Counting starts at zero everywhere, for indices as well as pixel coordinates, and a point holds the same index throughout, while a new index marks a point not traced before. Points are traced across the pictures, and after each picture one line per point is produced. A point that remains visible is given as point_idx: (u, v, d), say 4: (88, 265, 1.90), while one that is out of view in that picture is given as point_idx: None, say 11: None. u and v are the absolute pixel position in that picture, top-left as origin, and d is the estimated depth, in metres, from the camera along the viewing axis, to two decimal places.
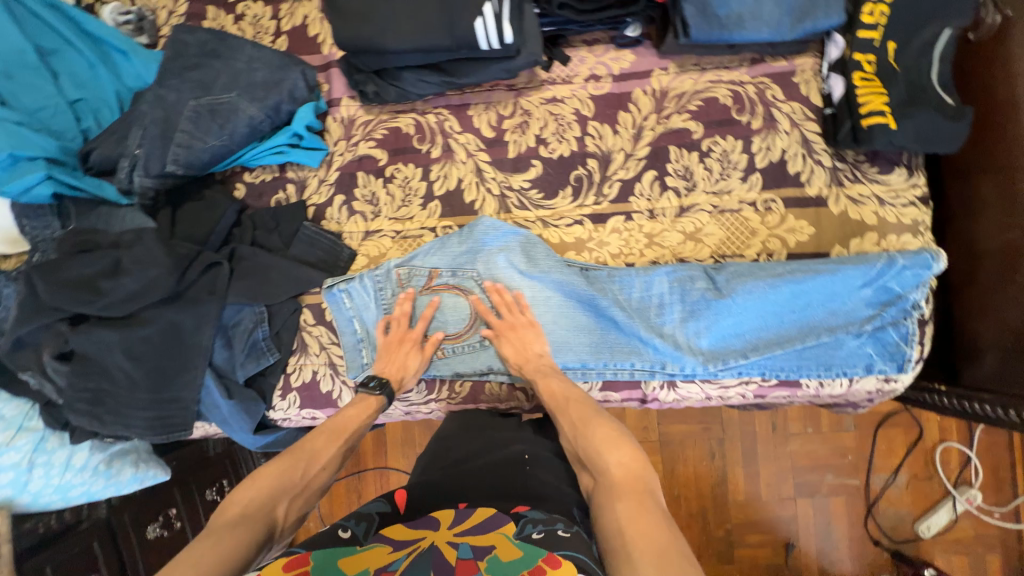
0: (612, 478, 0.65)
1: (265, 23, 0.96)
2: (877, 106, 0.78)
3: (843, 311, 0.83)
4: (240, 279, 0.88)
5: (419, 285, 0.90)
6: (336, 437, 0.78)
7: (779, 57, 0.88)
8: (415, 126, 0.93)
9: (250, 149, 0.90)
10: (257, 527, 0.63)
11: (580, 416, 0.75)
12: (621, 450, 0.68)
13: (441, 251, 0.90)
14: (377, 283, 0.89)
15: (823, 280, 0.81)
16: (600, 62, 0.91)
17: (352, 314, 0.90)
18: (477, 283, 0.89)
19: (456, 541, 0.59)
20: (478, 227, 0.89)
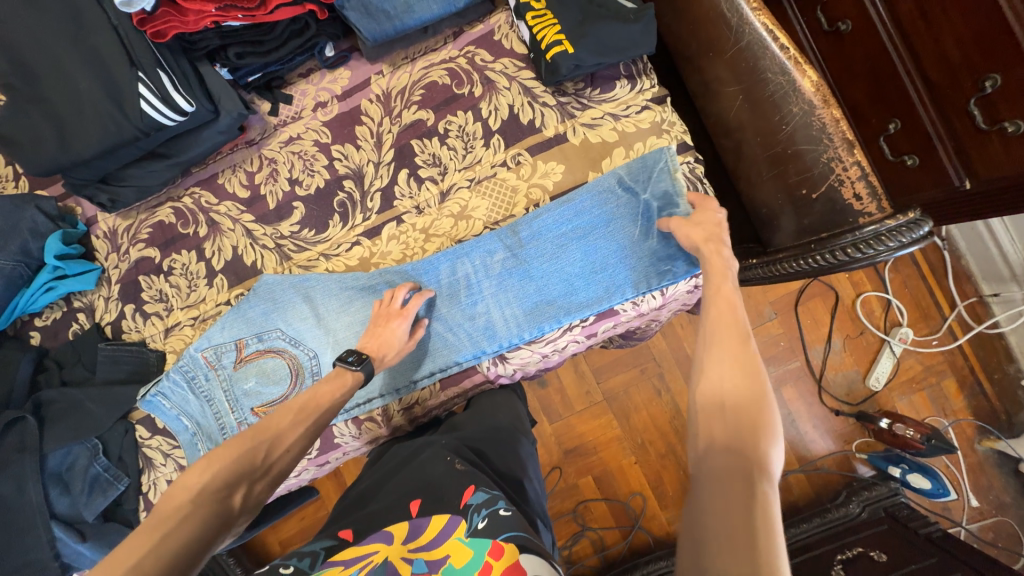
0: (732, 429, 0.50)
1: (1, 172, 0.95)
2: (554, 37, 0.80)
3: (623, 226, 0.85)
4: (54, 423, 0.88)
5: (230, 362, 0.90)
6: (306, 417, 0.70)
7: (475, 23, 0.90)
8: (175, 213, 0.93)
9: (22, 297, 0.90)
10: (208, 513, 0.55)
11: (731, 355, 0.57)
12: (748, 418, 0.50)
13: (238, 323, 0.90)
14: (189, 374, 0.90)
15: (586, 210, 0.86)
16: (320, 89, 0.92)
17: (175, 412, 0.89)
18: (286, 340, 0.89)
19: (409, 557, 0.61)
20: (262, 286, 0.89)
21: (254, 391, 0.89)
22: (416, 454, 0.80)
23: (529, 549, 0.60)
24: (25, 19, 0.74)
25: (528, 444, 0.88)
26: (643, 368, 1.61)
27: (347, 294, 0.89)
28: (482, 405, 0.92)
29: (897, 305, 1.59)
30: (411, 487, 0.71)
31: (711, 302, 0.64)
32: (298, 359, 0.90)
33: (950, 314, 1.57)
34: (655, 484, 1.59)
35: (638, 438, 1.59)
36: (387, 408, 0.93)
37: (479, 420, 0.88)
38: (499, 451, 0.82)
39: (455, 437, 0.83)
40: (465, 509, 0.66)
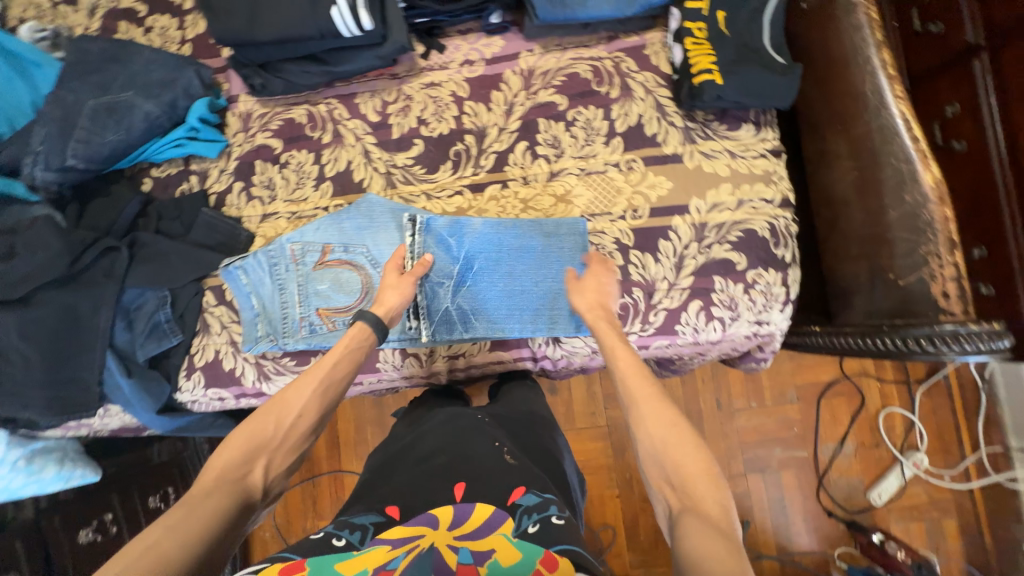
0: (666, 442, 0.65)
1: (172, 33, 1.05)
2: (706, 66, 0.85)
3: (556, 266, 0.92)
4: (141, 263, 0.93)
5: (310, 261, 0.95)
6: (316, 381, 0.75)
7: (631, 34, 0.96)
8: (308, 115, 1.01)
9: (152, 144, 0.98)
10: (235, 492, 0.61)
11: (642, 390, 0.71)
12: (680, 443, 0.64)
13: (330, 230, 0.95)
14: (272, 259, 0.95)
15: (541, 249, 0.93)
16: (473, 49, 0.99)
17: (249, 290, 0.95)
18: (367, 258, 0.94)
19: (454, 545, 0.62)
20: (364, 203, 0.95)
21: (321, 294, 0.95)
22: (449, 424, 0.86)
23: (584, 568, 0.59)
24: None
25: (561, 436, 0.94)
26: None
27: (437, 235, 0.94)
28: (514, 397, 0.99)
29: (919, 429, 1.58)
30: (456, 470, 0.75)
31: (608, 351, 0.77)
32: (370, 279, 0.94)
33: (970, 455, 1.54)
34: (630, 522, 1.58)
35: (627, 473, 1.59)
36: (433, 349, 0.97)
37: (512, 406, 0.95)
38: (532, 436, 0.88)
39: (492, 413, 0.91)
40: (513, 509, 0.67)
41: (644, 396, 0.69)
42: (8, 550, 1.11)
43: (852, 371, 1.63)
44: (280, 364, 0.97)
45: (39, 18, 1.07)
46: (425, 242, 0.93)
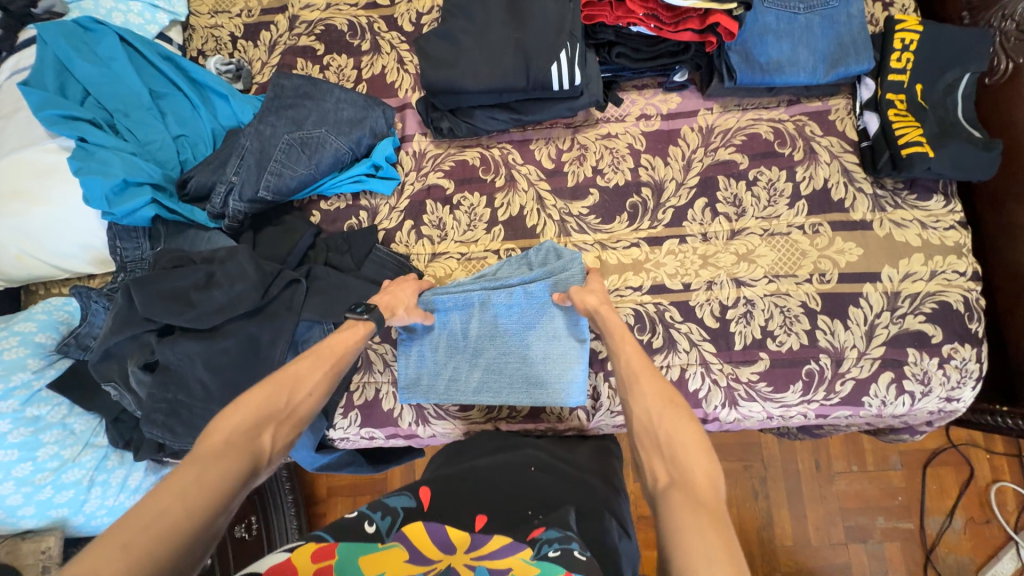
0: (663, 431, 0.59)
1: (348, 72, 1.07)
2: (914, 138, 0.86)
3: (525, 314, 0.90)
4: (315, 296, 0.90)
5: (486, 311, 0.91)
6: (324, 363, 0.70)
7: (814, 98, 0.96)
8: (481, 158, 1.01)
9: (331, 179, 0.98)
10: (244, 459, 0.54)
11: (656, 392, 0.64)
12: (691, 452, 0.56)
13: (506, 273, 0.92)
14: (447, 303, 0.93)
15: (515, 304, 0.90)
16: (650, 104, 1.00)
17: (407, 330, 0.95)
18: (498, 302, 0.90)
19: (471, 563, 0.53)
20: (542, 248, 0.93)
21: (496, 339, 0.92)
22: (496, 456, 0.78)
23: None
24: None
25: (624, 501, 0.77)
26: (747, 464, 1.53)
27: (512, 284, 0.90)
28: (587, 447, 0.87)
29: None
30: (479, 499, 0.67)
31: (617, 349, 0.72)
32: (554, 324, 0.88)
33: None
34: None
35: None
36: (599, 405, 0.93)
37: (575, 455, 0.83)
38: (586, 483, 0.75)
39: (545, 453, 0.80)
40: (532, 542, 0.57)
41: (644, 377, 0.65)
42: None
43: (959, 440, 1.51)
44: (442, 408, 0.94)
45: (217, 50, 1.11)
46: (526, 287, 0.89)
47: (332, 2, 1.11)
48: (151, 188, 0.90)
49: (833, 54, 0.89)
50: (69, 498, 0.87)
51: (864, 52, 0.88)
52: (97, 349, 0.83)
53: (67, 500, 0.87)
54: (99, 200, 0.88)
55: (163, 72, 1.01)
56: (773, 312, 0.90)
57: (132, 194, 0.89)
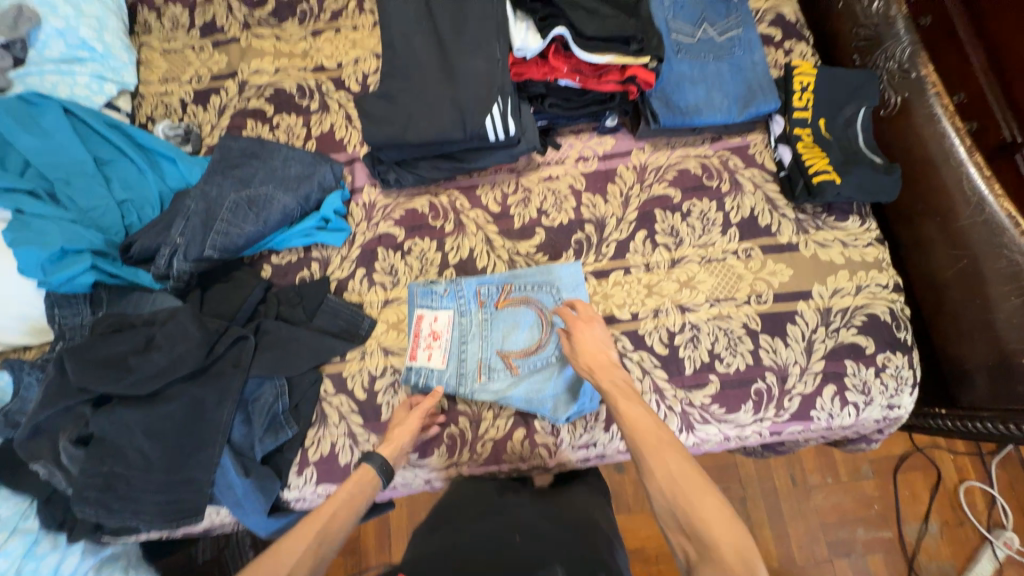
0: (690, 507, 0.63)
1: (297, 130, 1.11)
2: (822, 167, 0.94)
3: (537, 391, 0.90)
4: (264, 352, 0.90)
5: (496, 360, 0.94)
6: (307, 539, 0.72)
7: (734, 135, 1.05)
8: (430, 206, 1.05)
9: (280, 233, 0.99)
10: None
11: (682, 473, 0.66)
12: (727, 539, 0.60)
13: (467, 323, 0.96)
14: (459, 376, 0.93)
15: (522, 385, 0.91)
16: (586, 147, 1.07)
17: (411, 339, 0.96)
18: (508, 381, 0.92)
19: None
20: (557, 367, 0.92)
21: (527, 369, 0.93)
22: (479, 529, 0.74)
23: None
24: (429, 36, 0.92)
25: (620, 552, 0.77)
26: (725, 486, 1.53)
27: (524, 380, 0.91)
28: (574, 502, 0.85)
29: (1003, 506, 1.47)
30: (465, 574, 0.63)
31: (624, 420, 0.74)
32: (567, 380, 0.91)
33: None
34: None
35: None
36: (560, 440, 0.92)
37: (562, 511, 0.81)
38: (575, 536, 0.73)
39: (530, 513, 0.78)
40: None
41: (660, 446, 0.68)
42: None
43: (922, 443, 1.55)
44: None
45: (166, 115, 1.14)
46: (541, 384, 0.91)
47: (281, 66, 1.16)
48: (91, 254, 0.89)
49: (743, 96, 0.98)
50: None
51: (770, 93, 0.98)
52: (25, 426, 0.79)
53: None
54: (34, 269, 0.86)
55: (109, 139, 1.02)
56: (718, 335, 0.94)
57: (70, 261, 0.87)
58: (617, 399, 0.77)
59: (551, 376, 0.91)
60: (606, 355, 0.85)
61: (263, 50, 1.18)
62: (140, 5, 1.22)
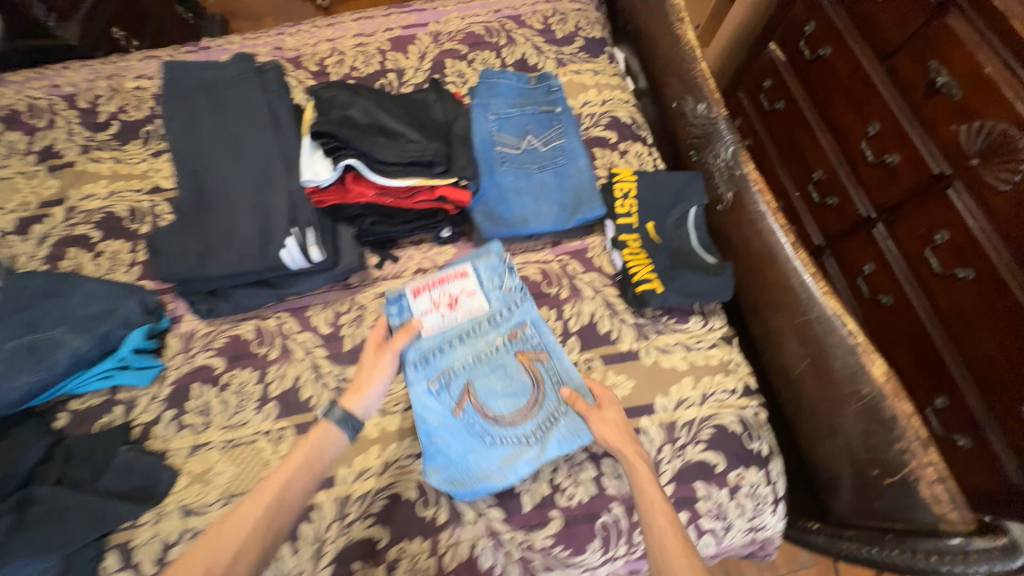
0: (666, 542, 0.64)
1: (122, 256, 1.05)
2: (645, 274, 0.93)
3: (456, 441, 0.84)
4: (23, 532, 0.76)
5: (459, 380, 0.87)
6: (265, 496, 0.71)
7: (573, 238, 1.03)
8: (256, 331, 0.97)
9: (74, 377, 0.89)
10: None
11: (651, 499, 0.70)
12: (669, 535, 0.65)
13: (484, 330, 0.91)
14: (428, 356, 0.88)
15: (449, 427, 0.85)
16: (426, 257, 1.03)
17: (429, 310, 0.91)
18: (451, 401, 0.86)
19: None
20: (492, 465, 0.82)
21: (468, 420, 0.85)
22: None
23: None
24: (221, 167, 0.86)
25: None
26: None
27: (454, 425, 0.85)
28: None
29: None
30: None
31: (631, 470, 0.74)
32: (482, 467, 0.82)
33: None
34: None
35: None
36: None
37: None
38: None
39: None
40: None
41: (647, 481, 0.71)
42: None
43: None
44: None
45: None
46: (454, 436, 0.84)
47: (116, 189, 1.12)
48: None
49: (570, 204, 0.98)
50: None
51: (596, 199, 0.98)
52: None
53: None
54: None
55: None
56: (558, 463, 0.86)
57: None
58: (595, 420, 0.80)
59: (478, 457, 0.83)
60: (621, 424, 0.80)
61: (99, 173, 1.14)
62: None
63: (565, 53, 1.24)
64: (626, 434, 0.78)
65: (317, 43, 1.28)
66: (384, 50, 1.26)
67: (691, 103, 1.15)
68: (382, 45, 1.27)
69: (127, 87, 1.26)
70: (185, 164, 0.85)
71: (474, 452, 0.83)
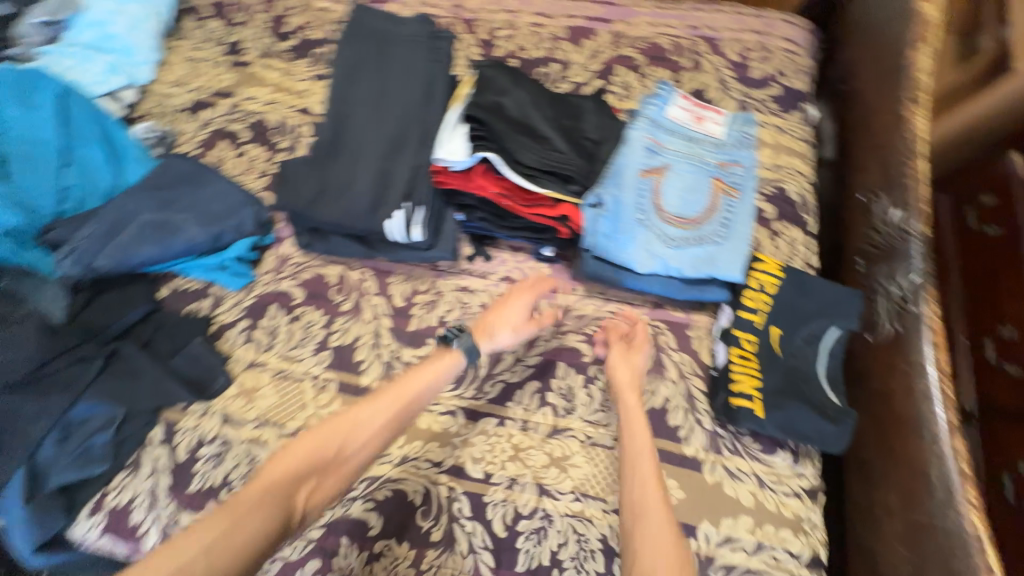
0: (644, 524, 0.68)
1: (258, 164, 1.12)
2: (748, 389, 0.79)
3: (633, 166, 0.85)
4: (105, 379, 0.87)
5: (658, 159, 0.86)
6: (391, 404, 0.80)
7: (678, 307, 0.91)
8: (339, 278, 0.99)
9: (185, 261, 0.99)
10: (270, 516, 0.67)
11: (640, 446, 0.75)
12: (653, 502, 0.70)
13: (688, 194, 0.85)
14: (654, 122, 0.89)
15: (635, 156, 0.86)
16: (518, 268, 0.98)
17: (670, 137, 0.88)
18: (646, 147, 0.87)
19: None
20: (641, 240, 0.83)
21: (653, 158, 0.87)
22: None
23: None
24: (364, 116, 0.90)
25: None
26: None
27: (630, 180, 0.84)
28: None
29: None
30: None
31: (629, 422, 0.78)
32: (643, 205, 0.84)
33: None
34: None
35: None
36: None
37: None
38: None
39: None
40: None
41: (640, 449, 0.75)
42: None
43: None
44: None
45: (157, 115, 1.20)
46: (640, 161, 0.86)
47: (274, 100, 1.20)
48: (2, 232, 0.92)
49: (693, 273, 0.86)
50: None
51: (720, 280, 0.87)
52: None
53: None
54: None
55: (83, 126, 1.06)
56: (569, 538, 0.78)
57: None
58: (618, 353, 0.84)
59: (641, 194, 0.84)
60: (643, 354, 0.85)
61: (266, 80, 1.22)
62: (188, 13, 1.34)
63: (752, 97, 1.07)
64: (633, 392, 0.81)
65: (496, 9, 1.24)
66: (558, 37, 1.18)
67: (884, 203, 0.92)
68: (557, 30, 1.19)
69: (315, 5, 1.32)
70: (335, 102, 0.90)
71: (636, 212, 0.84)
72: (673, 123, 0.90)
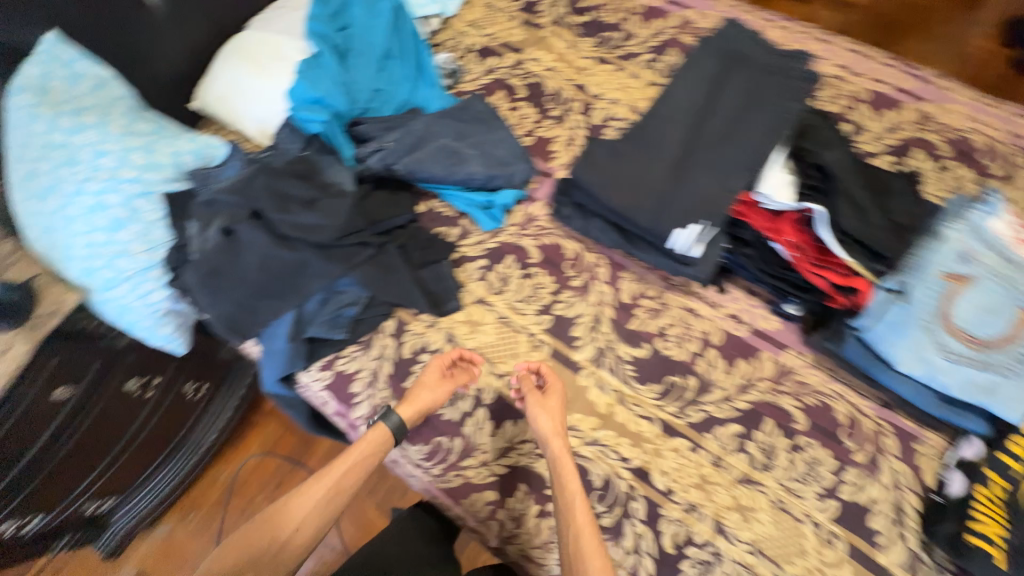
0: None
1: (527, 122, 1.20)
2: (989, 533, 0.74)
3: (934, 270, 0.84)
4: (370, 265, 0.98)
5: (969, 270, 0.83)
6: (326, 478, 0.84)
7: (912, 417, 0.87)
8: (576, 254, 1.05)
9: (454, 189, 1.10)
10: None
11: (572, 490, 0.79)
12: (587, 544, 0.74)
13: (989, 316, 0.81)
14: (974, 230, 0.85)
15: (942, 259, 0.84)
16: (750, 311, 0.98)
17: (987, 252, 0.84)
18: (957, 254, 0.84)
19: None
20: (917, 343, 0.83)
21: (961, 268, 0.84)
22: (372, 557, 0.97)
23: None
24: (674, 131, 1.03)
25: None
26: None
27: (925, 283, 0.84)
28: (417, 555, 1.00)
29: None
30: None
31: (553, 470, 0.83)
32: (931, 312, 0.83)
33: None
34: None
35: None
36: (517, 534, 0.88)
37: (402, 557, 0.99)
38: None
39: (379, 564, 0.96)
40: None
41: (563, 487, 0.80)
42: (85, 364, 0.97)
43: None
44: None
45: (451, 49, 1.31)
46: (946, 267, 0.84)
47: (555, 68, 1.26)
48: (332, 114, 1.07)
49: None
50: (123, 280, 0.97)
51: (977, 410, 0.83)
52: (206, 194, 0.97)
53: (122, 282, 0.97)
54: (295, 98, 1.06)
55: (405, 43, 1.19)
56: None
57: (317, 109, 1.06)
58: (534, 402, 0.86)
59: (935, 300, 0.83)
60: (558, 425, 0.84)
61: (552, 47, 1.29)
62: None
63: None
64: (561, 436, 0.84)
65: (798, 47, 1.20)
66: (858, 98, 1.13)
67: None
68: (860, 91, 1.14)
69: None
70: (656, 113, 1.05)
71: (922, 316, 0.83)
72: (999, 238, 0.84)
